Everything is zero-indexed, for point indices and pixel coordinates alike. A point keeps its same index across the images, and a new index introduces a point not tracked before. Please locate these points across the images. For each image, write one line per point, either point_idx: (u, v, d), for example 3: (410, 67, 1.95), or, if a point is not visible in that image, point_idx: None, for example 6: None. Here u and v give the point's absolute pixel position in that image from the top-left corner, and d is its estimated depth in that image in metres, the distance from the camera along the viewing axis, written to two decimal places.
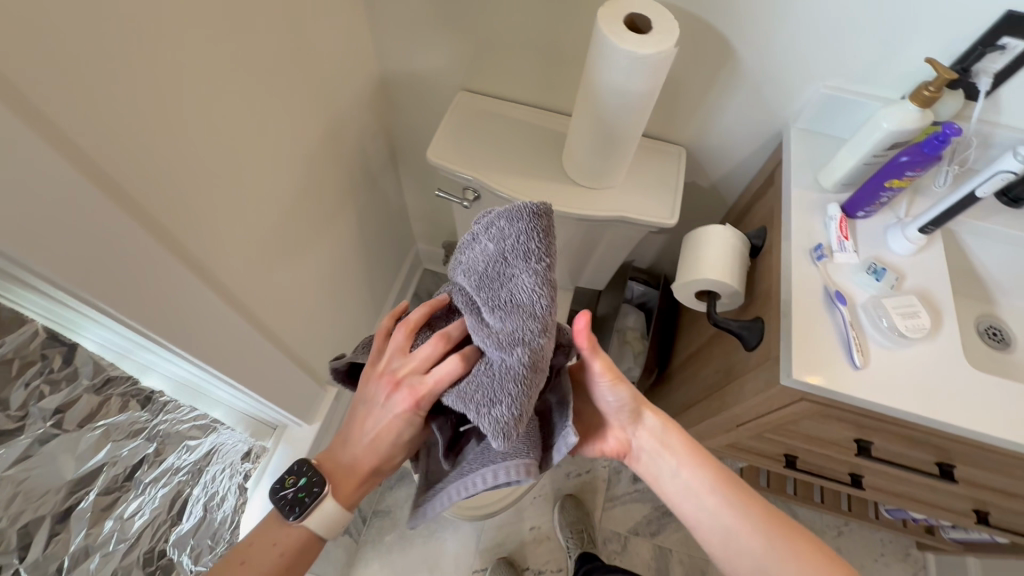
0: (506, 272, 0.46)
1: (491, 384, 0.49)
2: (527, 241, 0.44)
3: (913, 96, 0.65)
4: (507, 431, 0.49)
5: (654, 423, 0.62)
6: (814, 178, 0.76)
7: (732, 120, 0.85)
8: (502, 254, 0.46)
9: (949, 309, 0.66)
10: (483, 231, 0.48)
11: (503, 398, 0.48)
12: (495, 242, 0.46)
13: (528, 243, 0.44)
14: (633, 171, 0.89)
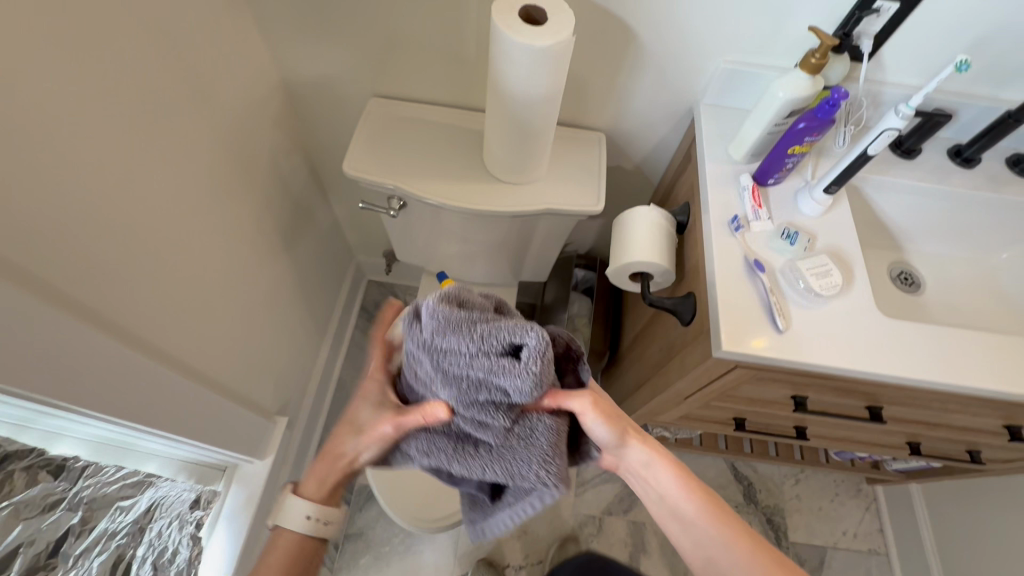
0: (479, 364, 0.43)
1: (525, 460, 0.48)
2: (529, 367, 0.41)
3: (801, 65, 0.67)
4: (556, 481, 0.49)
5: (644, 447, 0.55)
6: (725, 151, 0.79)
7: (644, 102, 0.86)
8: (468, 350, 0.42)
9: (858, 263, 0.69)
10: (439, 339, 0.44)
11: (542, 456, 0.48)
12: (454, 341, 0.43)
13: (529, 369, 0.42)
14: (555, 162, 0.89)
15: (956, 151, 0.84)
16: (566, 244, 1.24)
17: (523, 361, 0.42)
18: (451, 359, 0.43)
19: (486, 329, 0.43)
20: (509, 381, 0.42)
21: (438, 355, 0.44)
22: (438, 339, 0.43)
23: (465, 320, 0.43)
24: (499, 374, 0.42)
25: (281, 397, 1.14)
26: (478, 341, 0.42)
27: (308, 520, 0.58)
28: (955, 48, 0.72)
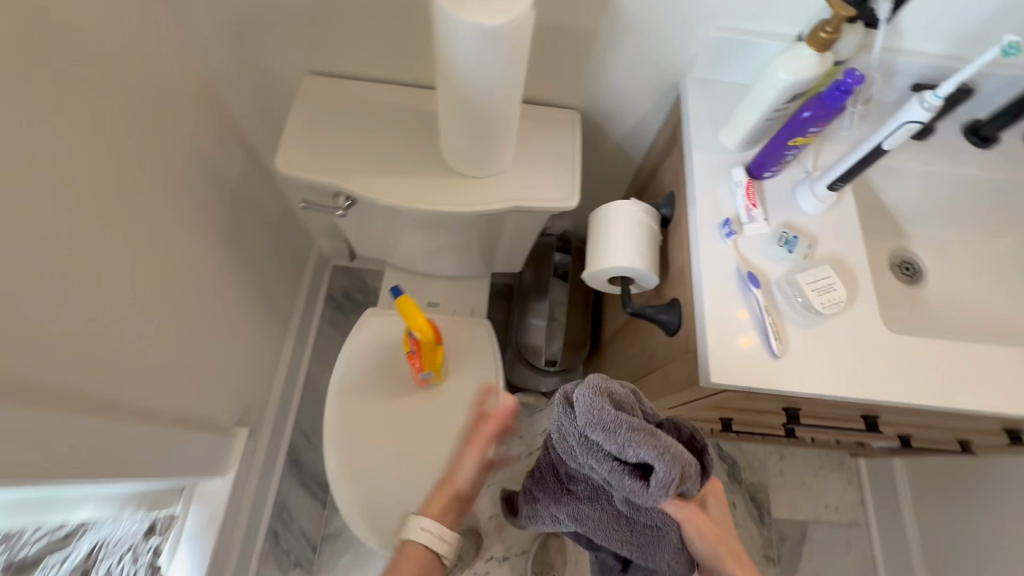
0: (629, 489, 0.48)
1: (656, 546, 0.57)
2: (660, 490, 0.45)
3: (810, 40, 0.56)
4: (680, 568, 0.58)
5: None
6: (717, 138, 0.68)
7: (626, 76, 0.74)
8: (620, 475, 0.48)
9: (863, 270, 0.61)
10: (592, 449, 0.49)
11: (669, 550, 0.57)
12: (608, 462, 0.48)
13: (660, 488, 0.45)
14: (524, 148, 0.78)
15: (972, 128, 0.75)
16: (546, 224, 1.16)
17: (656, 485, 0.45)
18: (591, 454, 0.49)
19: (626, 436, 0.45)
20: (639, 494, 0.47)
21: (582, 445, 0.50)
22: (581, 433, 0.49)
23: (603, 418, 0.46)
24: (629, 488, 0.47)
25: (243, 405, 1.07)
26: (613, 448, 0.46)
27: (425, 532, 0.68)
28: (985, 11, 0.61)
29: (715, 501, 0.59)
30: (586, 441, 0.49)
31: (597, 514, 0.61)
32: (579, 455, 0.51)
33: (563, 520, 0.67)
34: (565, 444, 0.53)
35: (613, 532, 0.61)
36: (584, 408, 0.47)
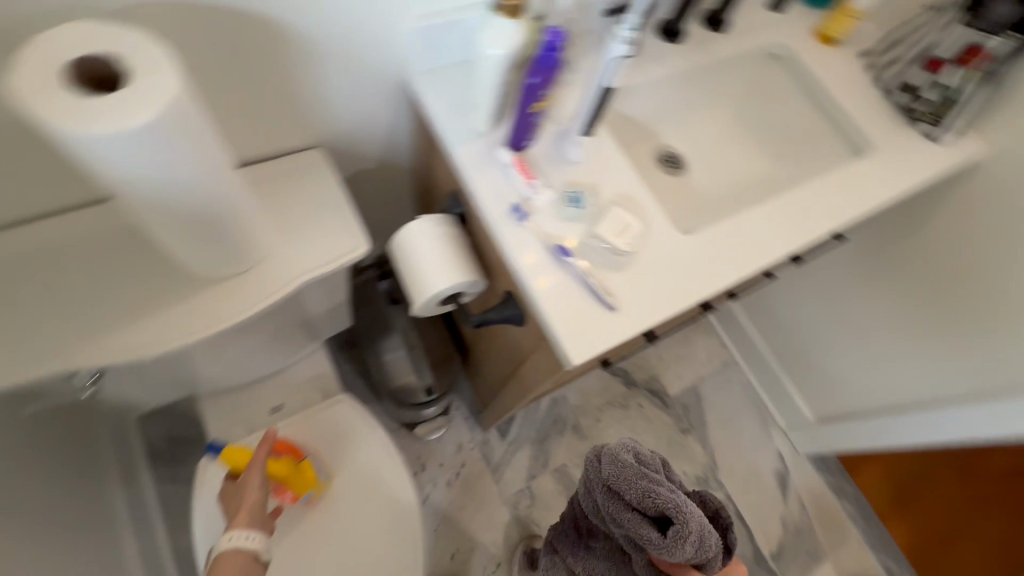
0: (642, 518, 0.76)
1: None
2: (682, 545, 0.72)
3: (499, 10, 0.54)
4: None
5: None
6: (468, 125, 0.65)
7: (350, 94, 0.68)
8: (639, 503, 0.76)
9: (643, 195, 0.66)
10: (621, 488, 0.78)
11: None
12: (633, 493, 0.76)
13: (677, 541, 0.72)
14: (281, 215, 0.67)
15: (664, 28, 0.82)
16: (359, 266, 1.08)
17: (674, 534, 0.72)
18: (622, 506, 0.78)
19: (650, 494, 0.75)
20: (659, 539, 0.74)
21: (607, 489, 0.79)
22: (613, 481, 0.78)
23: (631, 479, 0.76)
24: (653, 534, 0.74)
25: None
26: (641, 504, 0.75)
27: (238, 540, 0.68)
28: None
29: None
30: (614, 487, 0.78)
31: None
32: (608, 498, 0.80)
33: (594, 567, 0.94)
34: (598, 490, 0.81)
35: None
36: (610, 464, 0.79)
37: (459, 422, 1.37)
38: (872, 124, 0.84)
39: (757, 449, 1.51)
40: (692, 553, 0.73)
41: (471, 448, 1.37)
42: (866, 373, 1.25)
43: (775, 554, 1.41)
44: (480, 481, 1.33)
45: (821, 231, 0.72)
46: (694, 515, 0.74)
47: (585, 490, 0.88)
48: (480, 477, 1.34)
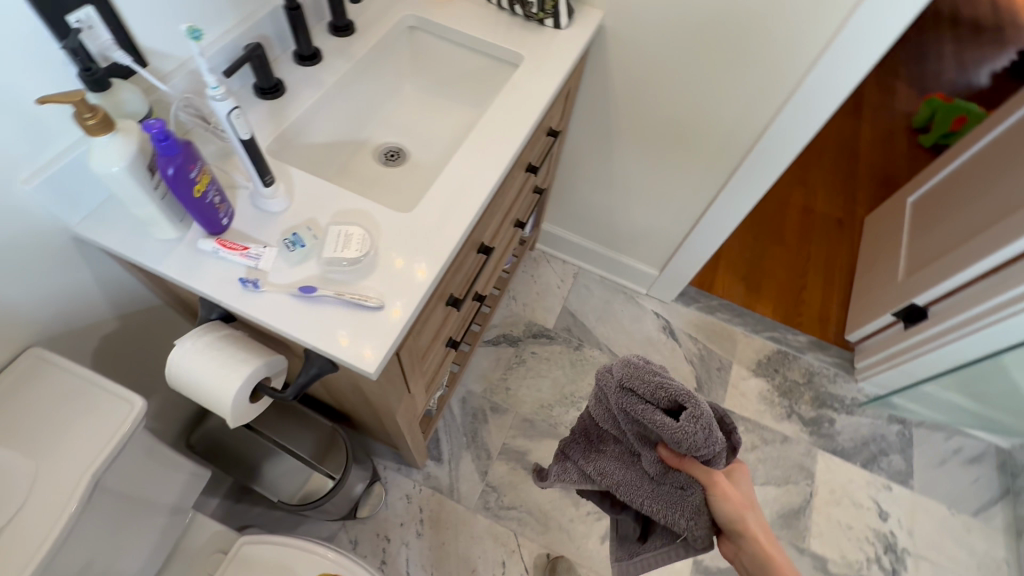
0: (649, 414, 0.75)
1: (678, 503, 0.80)
2: (691, 430, 0.71)
3: (90, 132, 0.53)
4: (691, 521, 0.80)
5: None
6: (157, 239, 0.65)
7: (19, 282, 0.64)
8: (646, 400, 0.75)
9: (353, 202, 0.71)
10: (629, 384, 0.77)
11: (678, 504, 0.81)
12: (641, 390, 0.75)
13: (686, 432, 0.71)
14: (29, 432, 0.62)
15: (299, 56, 0.86)
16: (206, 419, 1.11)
17: (681, 422, 0.72)
18: (631, 404, 0.77)
19: (663, 387, 0.75)
20: (665, 427, 0.73)
21: (619, 391, 0.79)
22: (622, 380, 0.78)
23: (646, 376, 0.76)
24: (658, 421, 0.73)
25: None
26: (652, 397, 0.75)
27: None
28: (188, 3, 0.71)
29: (744, 481, 0.84)
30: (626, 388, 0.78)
31: (633, 478, 0.86)
32: (621, 399, 0.79)
33: (605, 473, 0.90)
34: (611, 392, 0.80)
35: (646, 493, 0.85)
36: (622, 367, 0.79)
37: (394, 477, 1.37)
38: (511, 39, 0.96)
39: (637, 322, 1.71)
40: (699, 445, 0.72)
41: (419, 487, 1.37)
42: (659, 216, 1.47)
43: (697, 388, 1.60)
44: (444, 512, 1.34)
45: (516, 140, 0.83)
46: (704, 404, 0.74)
47: (596, 400, 0.87)
48: (442, 506, 1.35)
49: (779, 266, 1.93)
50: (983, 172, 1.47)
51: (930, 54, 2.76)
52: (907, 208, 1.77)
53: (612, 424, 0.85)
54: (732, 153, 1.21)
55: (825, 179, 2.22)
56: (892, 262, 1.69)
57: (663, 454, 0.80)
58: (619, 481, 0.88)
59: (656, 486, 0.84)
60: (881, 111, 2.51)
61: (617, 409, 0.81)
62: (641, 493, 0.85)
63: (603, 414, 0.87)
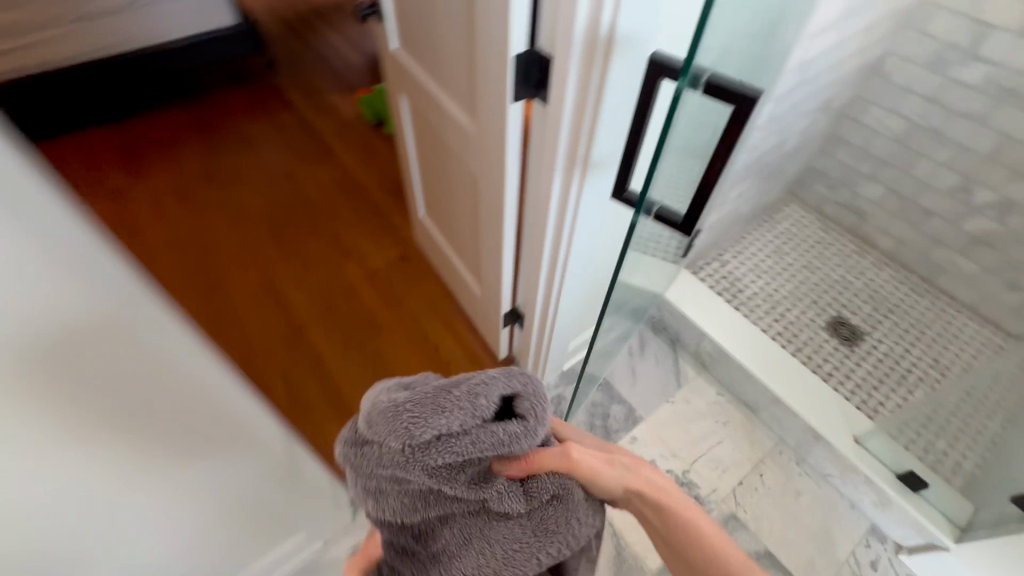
0: (484, 438, 0.48)
1: (565, 515, 0.58)
2: (537, 410, 0.51)
3: None
4: (590, 514, 0.61)
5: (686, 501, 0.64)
6: None
7: None
8: (477, 419, 0.49)
9: None
10: (438, 419, 0.47)
11: (573, 514, 0.59)
12: (457, 417, 0.47)
13: (534, 416, 0.51)
14: None
15: None
16: None
17: (526, 415, 0.51)
18: (454, 447, 0.48)
19: (477, 393, 0.49)
20: (523, 440, 0.50)
21: (427, 446, 0.48)
22: (419, 432, 0.47)
23: (443, 388, 0.49)
24: (510, 437, 0.49)
25: None
26: (476, 417, 0.48)
27: None
28: None
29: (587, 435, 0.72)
30: (436, 436, 0.47)
31: (506, 533, 0.57)
32: (435, 450, 0.48)
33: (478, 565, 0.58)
34: (418, 452, 0.47)
35: (529, 540, 0.58)
36: (410, 414, 0.47)
37: None
38: None
39: None
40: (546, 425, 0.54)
41: None
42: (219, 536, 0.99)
43: None
44: None
45: None
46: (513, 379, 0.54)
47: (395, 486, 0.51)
48: None
49: (403, 350, 1.69)
50: (435, 180, 1.40)
51: (329, 56, 2.80)
52: (429, 221, 1.71)
53: (441, 509, 0.53)
54: (78, 423, 0.50)
55: (359, 227, 2.02)
56: (462, 278, 1.61)
57: (514, 471, 0.54)
58: (491, 548, 0.57)
59: (532, 519, 0.57)
60: (340, 128, 2.42)
61: (432, 465, 0.48)
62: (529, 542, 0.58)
63: (419, 502, 0.53)
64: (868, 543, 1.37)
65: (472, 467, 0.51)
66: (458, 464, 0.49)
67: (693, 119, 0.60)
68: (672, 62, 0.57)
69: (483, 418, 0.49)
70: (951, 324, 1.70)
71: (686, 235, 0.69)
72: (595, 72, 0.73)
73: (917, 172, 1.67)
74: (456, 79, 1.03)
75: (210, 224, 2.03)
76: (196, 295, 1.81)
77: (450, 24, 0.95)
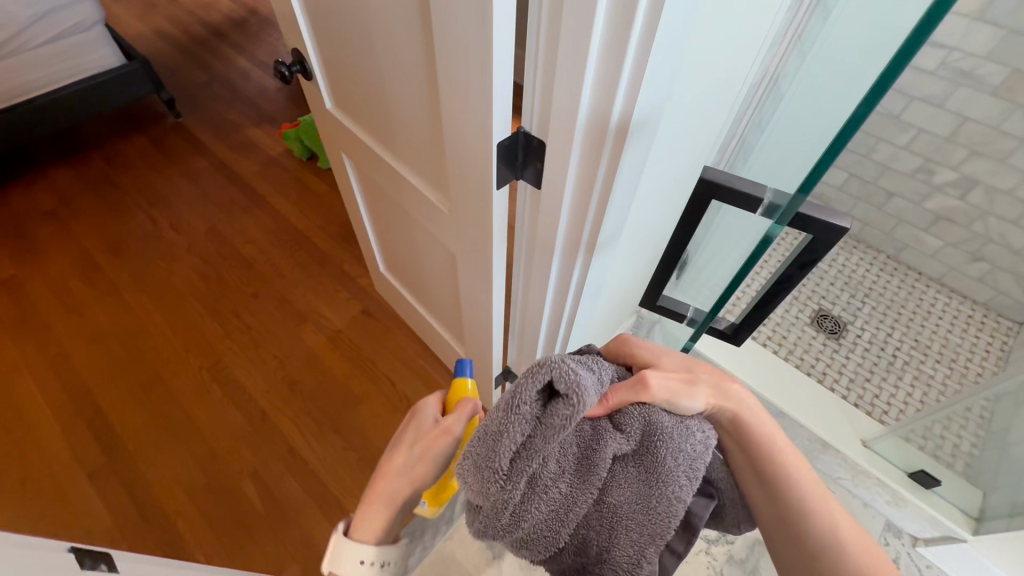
0: (548, 431, 0.37)
1: (671, 439, 0.44)
2: (580, 372, 0.38)
3: None
4: (689, 431, 0.46)
5: (783, 439, 0.55)
6: None
7: None
8: (532, 419, 0.37)
9: None
10: (493, 440, 0.37)
11: (680, 443, 0.44)
12: (509, 426, 0.37)
13: (581, 377, 0.38)
14: None
15: None
16: None
17: (571, 381, 0.37)
18: (536, 451, 0.37)
19: (513, 395, 0.38)
20: (581, 413, 0.37)
21: (513, 470, 0.37)
22: (494, 470, 0.37)
23: (488, 410, 0.39)
24: (567, 416, 0.36)
25: None
26: (529, 419, 0.37)
27: None
28: None
29: (664, 354, 0.57)
30: (505, 455, 0.37)
31: (634, 497, 0.43)
32: (514, 471, 0.38)
33: (641, 562, 0.44)
34: (501, 487, 0.38)
35: (658, 487, 0.43)
36: (473, 458, 0.38)
37: None
38: None
39: None
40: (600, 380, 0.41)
41: None
42: None
43: None
44: None
45: None
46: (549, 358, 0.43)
47: (507, 530, 0.40)
48: None
49: (387, 420, 1.52)
50: (399, 241, 1.25)
51: (238, 84, 2.50)
52: (390, 276, 1.53)
53: (574, 522, 0.42)
54: None
55: (309, 285, 1.81)
56: (439, 335, 1.46)
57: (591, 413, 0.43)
58: (633, 517, 0.43)
59: (644, 466, 0.43)
60: (266, 168, 2.16)
61: (519, 486, 0.38)
62: (659, 483, 0.43)
63: (546, 543, 0.42)
64: (886, 542, 1.30)
65: (561, 460, 0.40)
66: (546, 466, 0.39)
67: (751, 235, 0.51)
68: (729, 181, 0.46)
69: (537, 413, 0.37)
70: (923, 300, 1.74)
71: (734, 345, 0.60)
72: (602, 164, 0.61)
73: (878, 155, 1.67)
74: (416, 149, 0.88)
75: (134, 306, 1.77)
76: (134, 396, 1.57)
77: (402, 92, 0.80)
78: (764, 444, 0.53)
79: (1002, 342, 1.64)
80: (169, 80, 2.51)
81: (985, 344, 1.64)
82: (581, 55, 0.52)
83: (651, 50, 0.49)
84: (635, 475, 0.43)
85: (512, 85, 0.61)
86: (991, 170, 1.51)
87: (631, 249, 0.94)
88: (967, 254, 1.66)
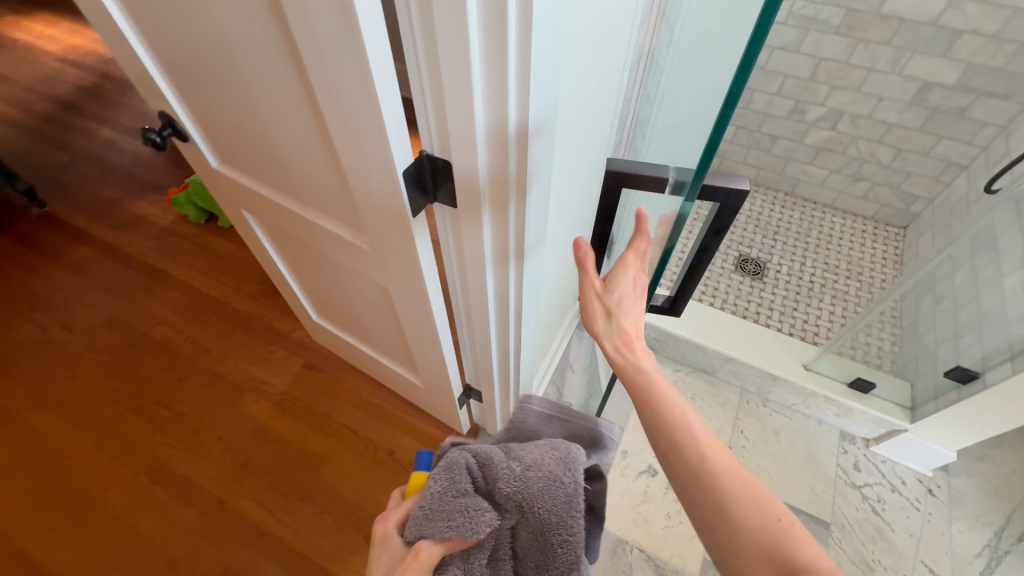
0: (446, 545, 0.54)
1: (532, 487, 0.55)
2: (441, 497, 0.54)
3: None
4: (548, 466, 0.56)
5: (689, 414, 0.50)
6: None
7: None
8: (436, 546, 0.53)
9: None
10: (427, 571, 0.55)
11: (544, 485, 0.55)
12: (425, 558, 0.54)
13: (462, 528, 0.53)
14: None
15: None
16: None
17: (439, 510, 0.53)
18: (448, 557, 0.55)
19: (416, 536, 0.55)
20: (458, 526, 0.53)
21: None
22: None
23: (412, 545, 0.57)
24: (450, 531, 0.53)
25: None
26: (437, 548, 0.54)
27: None
28: None
29: (636, 302, 0.56)
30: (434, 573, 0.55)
31: (537, 539, 0.56)
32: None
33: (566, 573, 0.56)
34: None
35: (547, 527, 0.55)
36: None
37: None
38: None
39: None
40: (463, 479, 0.55)
41: None
42: None
43: None
44: None
45: None
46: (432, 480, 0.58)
47: None
48: None
49: (354, 471, 1.45)
50: (325, 286, 1.19)
51: (107, 156, 2.28)
52: (325, 322, 1.46)
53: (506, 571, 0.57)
54: None
55: (240, 353, 1.69)
56: (390, 370, 1.42)
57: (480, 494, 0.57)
58: (547, 551, 0.56)
59: (530, 517, 0.55)
60: (162, 240, 1.99)
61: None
62: (546, 523, 0.55)
63: None
64: (845, 450, 1.50)
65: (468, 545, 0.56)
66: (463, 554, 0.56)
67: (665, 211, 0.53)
68: (633, 167, 0.48)
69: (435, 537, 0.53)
70: (823, 225, 1.91)
71: (675, 317, 0.62)
72: (511, 168, 0.61)
73: (756, 105, 1.81)
74: (319, 190, 0.84)
75: (40, 426, 1.56)
76: (65, 525, 1.40)
77: (291, 136, 0.76)
78: (671, 421, 0.50)
79: (894, 248, 1.84)
80: (23, 168, 2.24)
81: (881, 252, 1.83)
82: (464, 66, 0.51)
83: (532, 51, 0.49)
84: (523, 523, 0.56)
85: (401, 109, 0.60)
86: (852, 100, 1.67)
87: (558, 245, 0.96)
88: (849, 177, 1.84)
